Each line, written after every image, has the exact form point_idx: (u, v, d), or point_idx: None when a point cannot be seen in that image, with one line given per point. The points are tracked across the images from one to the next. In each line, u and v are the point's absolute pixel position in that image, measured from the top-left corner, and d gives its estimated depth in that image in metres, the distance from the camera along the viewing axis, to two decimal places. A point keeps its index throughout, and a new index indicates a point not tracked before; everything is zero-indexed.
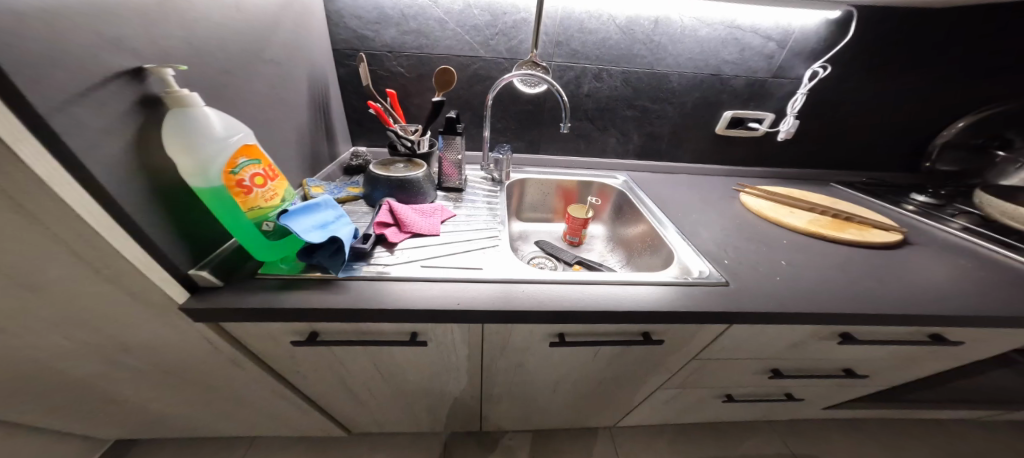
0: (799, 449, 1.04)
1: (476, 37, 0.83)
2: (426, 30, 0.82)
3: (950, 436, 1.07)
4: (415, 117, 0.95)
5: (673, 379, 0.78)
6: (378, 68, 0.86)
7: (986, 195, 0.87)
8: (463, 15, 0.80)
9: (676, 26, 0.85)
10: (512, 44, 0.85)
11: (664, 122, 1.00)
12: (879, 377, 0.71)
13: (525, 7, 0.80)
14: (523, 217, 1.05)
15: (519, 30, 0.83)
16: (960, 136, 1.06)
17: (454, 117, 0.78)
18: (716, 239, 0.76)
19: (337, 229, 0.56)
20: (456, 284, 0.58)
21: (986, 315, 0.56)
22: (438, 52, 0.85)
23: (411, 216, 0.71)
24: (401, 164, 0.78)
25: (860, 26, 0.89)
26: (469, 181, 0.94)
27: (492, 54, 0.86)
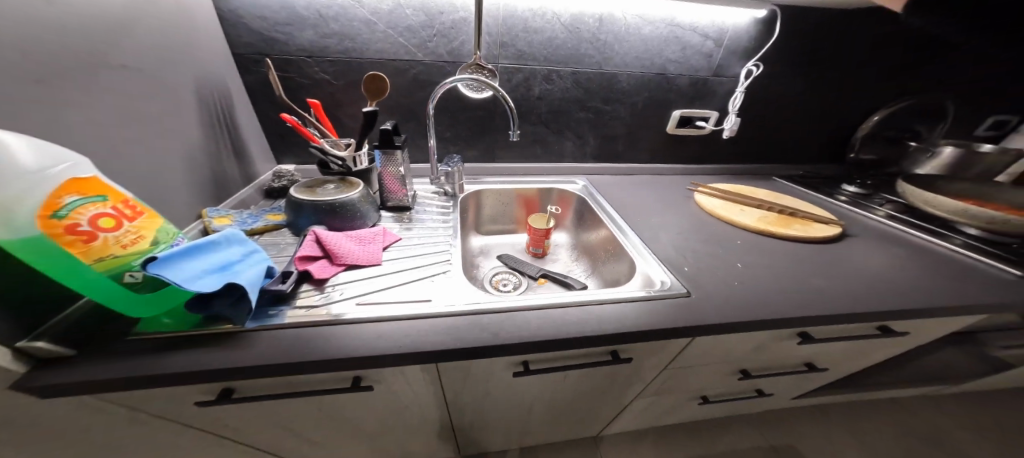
0: (774, 438, 1.07)
1: (408, 39, 0.76)
2: (352, 33, 0.74)
3: (901, 410, 1.15)
4: (348, 129, 0.86)
5: (648, 389, 0.75)
6: (297, 75, 0.76)
7: (907, 185, 0.90)
8: (392, 16, 0.73)
9: (620, 24, 0.83)
10: (452, 47, 0.78)
11: (618, 123, 0.99)
12: (837, 368, 0.73)
13: (463, 5, 0.74)
14: (483, 230, 0.99)
15: (459, 31, 0.77)
16: (877, 128, 1.13)
17: (391, 128, 0.71)
18: (675, 242, 0.75)
19: (240, 271, 0.50)
20: (400, 322, 0.52)
21: (924, 306, 0.59)
22: (366, 57, 0.77)
23: (343, 245, 0.63)
24: (332, 184, 0.69)
25: (788, 26, 0.93)
26: (419, 197, 0.86)
27: (430, 58, 0.79)
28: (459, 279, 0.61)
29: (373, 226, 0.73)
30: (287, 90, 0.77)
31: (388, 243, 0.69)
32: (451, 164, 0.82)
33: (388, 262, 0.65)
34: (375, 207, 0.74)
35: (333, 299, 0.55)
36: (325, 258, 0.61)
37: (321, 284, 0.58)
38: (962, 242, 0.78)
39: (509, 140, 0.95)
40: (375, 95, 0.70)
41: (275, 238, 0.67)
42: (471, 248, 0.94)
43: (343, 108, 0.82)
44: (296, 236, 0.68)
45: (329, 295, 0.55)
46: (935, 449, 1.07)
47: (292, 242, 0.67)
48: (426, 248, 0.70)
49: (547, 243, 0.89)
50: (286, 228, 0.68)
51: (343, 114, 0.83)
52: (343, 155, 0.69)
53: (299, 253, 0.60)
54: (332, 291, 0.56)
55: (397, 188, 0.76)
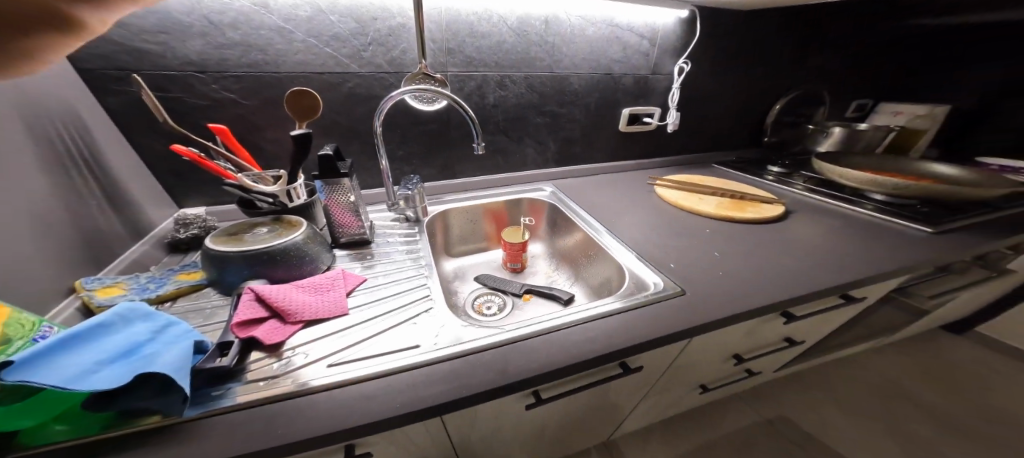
0: (766, 412, 1.16)
1: (332, 48, 0.66)
2: (259, 42, 0.62)
3: (853, 367, 1.33)
4: (274, 157, 0.73)
5: (652, 390, 0.74)
6: (186, 95, 0.62)
7: (824, 164, 0.93)
8: (311, 23, 0.63)
9: (565, 26, 0.81)
10: (392, 56, 0.70)
11: (574, 126, 0.98)
12: (810, 337, 0.78)
13: (400, 11, 0.67)
14: (454, 252, 0.94)
15: (399, 38, 0.69)
16: (777, 116, 1.21)
17: (331, 152, 0.60)
18: (652, 240, 0.74)
19: (153, 352, 0.38)
20: (391, 377, 0.44)
21: (878, 270, 0.64)
22: (284, 70, 0.65)
23: (296, 297, 0.52)
24: (263, 228, 0.57)
25: (715, 25, 0.97)
26: (377, 227, 0.76)
27: (369, 69, 0.70)
28: (446, 316, 0.54)
29: (326, 270, 0.61)
30: (176, 114, 0.63)
31: (351, 287, 0.59)
32: (411, 185, 0.74)
33: (356, 309, 0.55)
34: (326, 247, 0.63)
35: (296, 366, 0.45)
36: (273, 318, 0.49)
37: (277, 349, 0.47)
38: (874, 207, 0.82)
39: (473, 153, 0.90)
40: (305, 115, 0.59)
41: (195, 302, 0.53)
42: (446, 273, 0.90)
43: (265, 132, 0.70)
44: (227, 296, 0.55)
45: (288, 364, 0.45)
46: (885, 393, 1.23)
47: (224, 303, 0.54)
48: (398, 286, 0.61)
49: (524, 256, 0.87)
50: (210, 287, 0.55)
51: (265, 139, 0.70)
52: (271, 191, 0.58)
53: (232, 318, 0.47)
54: (294, 357, 0.46)
55: (351, 221, 0.66)
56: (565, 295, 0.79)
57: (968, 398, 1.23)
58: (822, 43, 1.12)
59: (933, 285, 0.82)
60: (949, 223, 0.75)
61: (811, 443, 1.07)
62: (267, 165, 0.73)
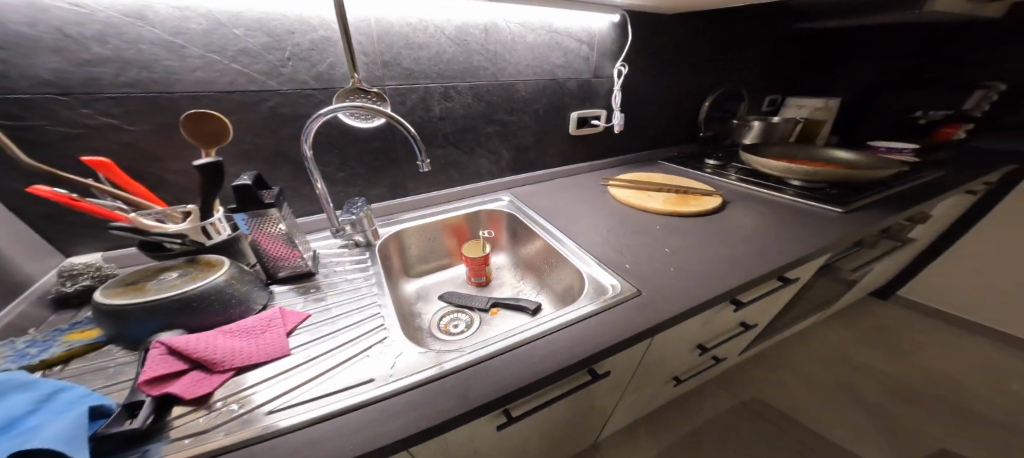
0: (739, 392, 1.26)
1: (240, 64, 0.59)
2: (140, 58, 0.54)
3: (805, 342, 1.48)
4: (184, 188, 0.64)
5: (628, 389, 0.78)
6: (52, 124, 0.53)
7: (748, 155, 1.00)
8: (208, 37, 0.56)
9: (506, 33, 0.81)
10: (318, 71, 0.65)
11: (526, 133, 0.98)
12: (757, 318, 0.86)
13: (322, 23, 0.62)
14: (414, 272, 0.90)
15: (324, 52, 0.64)
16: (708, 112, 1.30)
17: (251, 181, 0.53)
18: (608, 241, 0.76)
19: (37, 424, 0.33)
20: (341, 418, 0.41)
21: (806, 251, 0.70)
22: (179, 89, 0.57)
23: (224, 343, 0.46)
24: (174, 272, 0.50)
25: (646, 29, 1.01)
26: (322, 256, 0.69)
27: (291, 87, 0.64)
28: (404, 343, 0.51)
29: (261, 309, 0.55)
30: (38, 146, 0.53)
31: (292, 327, 0.52)
32: (358, 208, 0.69)
33: (301, 347, 0.50)
34: (261, 285, 0.57)
35: (229, 418, 0.40)
36: (194, 369, 0.43)
37: (206, 401, 0.42)
38: (795, 193, 0.90)
39: (420, 171, 0.86)
40: (212, 142, 0.51)
41: (91, 362, 0.45)
42: (407, 297, 0.86)
43: (174, 161, 0.62)
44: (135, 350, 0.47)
45: (220, 417, 0.40)
46: (837, 364, 1.38)
47: (132, 360, 0.46)
48: (350, 315, 0.56)
49: (488, 270, 0.86)
50: (113, 344, 0.47)
51: (172, 169, 0.62)
52: (178, 230, 0.50)
53: (139, 376, 0.40)
54: (226, 408, 0.41)
55: (289, 253, 0.59)
56: (532, 305, 0.78)
57: (898, 357, 1.41)
58: (744, 42, 1.21)
59: (853, 258, 0.92)
60: (856, 201, 0.84)
61: (782, 419, 1.18)
62: (178, 197, 0.64)
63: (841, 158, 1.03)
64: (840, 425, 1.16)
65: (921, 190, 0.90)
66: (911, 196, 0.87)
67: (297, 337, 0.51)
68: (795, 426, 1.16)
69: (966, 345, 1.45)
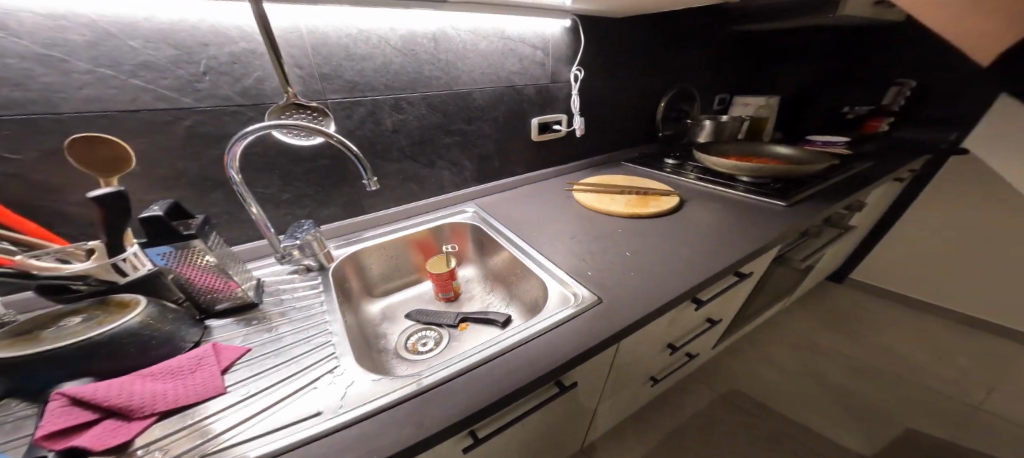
0: (715, 383, 1.32)
1: (143, 80, 0.52)
2: (9, 75, 0.45)
3: (771, 328, 1.56)
4: (93, 222, 0.57)
5: (604, 393, 0.79)
6: None
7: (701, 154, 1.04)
8: (97, 50, 0.48)
9: (456, 42, 0.79)
10: (243, 86, 0.58)
11: (487, 141, 0.96)
12: (720, 312, 0.89)
13: (243, 35, 0.56)
14: (377, 293, 0.85)
15: (249, 65, 0.58)
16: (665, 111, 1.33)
17: (163, 210, 0.48)
18: (573, 249, 0.75)
19: None
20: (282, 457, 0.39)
21: (757, 246, 0.73)
22: (66, 109, 0.49)
23: (143, 387, 0.42)
24: (80, 316, 0.45)
25: (598, 33, 1.03)
26: (268, 283, 0.65)
27: (211, 104, 0.57)
28: (356, 370, 0.49)
29: (193, 347, 0.51)
30: None
31: (227, 363, 0.48)
32: (304, 231, 0.65)
33: (239, 383, 0.47)
34: (193, 322, 0.52)
35: None
36: (107, 419, 0.39)
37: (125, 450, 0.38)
38: (745, 189, 0.94)
39: (366, 192, 0.81)
40: (114, 169, 0.46)
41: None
42: (371, 319, 0.81)
43: (77, 191, 0.54)
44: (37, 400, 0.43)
45: None
46: (802, 348, 1.46)
47: (31, 413, 0.42)
48: (298, 343, 0.53)
49: (455, 284, 0.84)
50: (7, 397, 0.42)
51: (75, 201, 0.54)
52: (79, 270, 0.44)
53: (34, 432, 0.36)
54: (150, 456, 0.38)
55: (222, 285, 0.54)
56: (501, 317, 0.76)
57: (851, 336, 1.52)
58: (691, 44, 1.26)
59: (802, 248, 0.98)
60: (799, 194, 0.89)
61: (759, 408, 1.23)
62: (85, 233, 0.56)
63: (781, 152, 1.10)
64: (808, 408, 1.23)
65: (853, 181, 0.97)
66: (845, 186, 0.94)
67: (234, 375, 0.48)
68: (771, 414, 1.21)
69: (909, 320, 1.59)
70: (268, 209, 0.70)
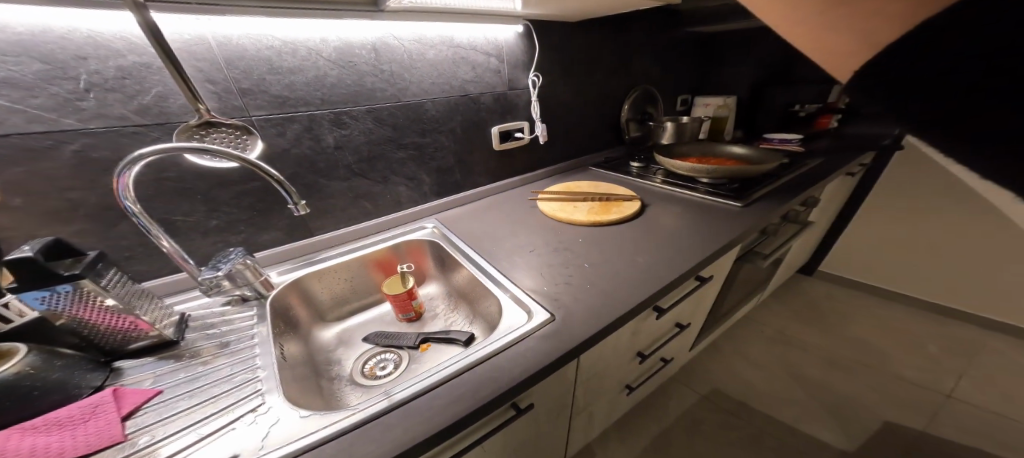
0: (696, 384, 1.31)
1: (9, 99, 0.46)
2: None
3: (748, 324, 1.58)
4: None
5: (575, 408, 0.76)
6: None
7: (661, 157, 1.04)
8: None
9: (400, 52, 0.76)
10: (139, 104, 0.53)
11: (444, 153, 0.93)
12: (688, 315, 0.88)
13: (131, 47, 0.51)
14: (330, 319, 0.80)
15: (145, 80, 0.53)
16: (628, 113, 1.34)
17: (38, 250, 0.43)
18: (531, 262, 0.73)
19: None
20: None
21: (714, 248, 0.72)
22: None
23: (21, 443, 0.38)
24: None
25: (551, 38, 1.01)
26: (194, 318, 0.59)
27: (101, 124, 0.52)
28: (285, 406, 0.45)
29: (92, 393, 0.46)
30: None
31: (129, 409, 0.44)
32: (231, 260, 0.60)
33: (144, 429, 0.42)
34: (95, 365, 0.48)
35: None
36: None
37: None
38: (704, 190, 0.94)
39: (296, 216, 0.75)
40: None
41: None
42: (324, 346, 0.76)
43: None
44: None
45: None
46: (780, 343, 1.48)
47: None
48: (221, 380, 0.49)
49: (416, 304, 0.80)
50: None
51: None
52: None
53: None
54: None
55: (130, 324, 0.49)
56: (463, 335, 0.72)
57: (822, 327, 1.56)
58: (646, 47, 1.27)
59: (765, 245, 0.99)
60: (755, 193, 0.90)
61: (742, 406, 1.23)
62: None
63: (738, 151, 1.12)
64: (787, 402, 1.24)
65: (806, 178, 0.99)
66: (798, 184, 0.95)
67: (138, 422, 0.43)
68: (752, 411, 1.22)
69: (875, 308, 1.65)
70: (190, 238, 0.65)
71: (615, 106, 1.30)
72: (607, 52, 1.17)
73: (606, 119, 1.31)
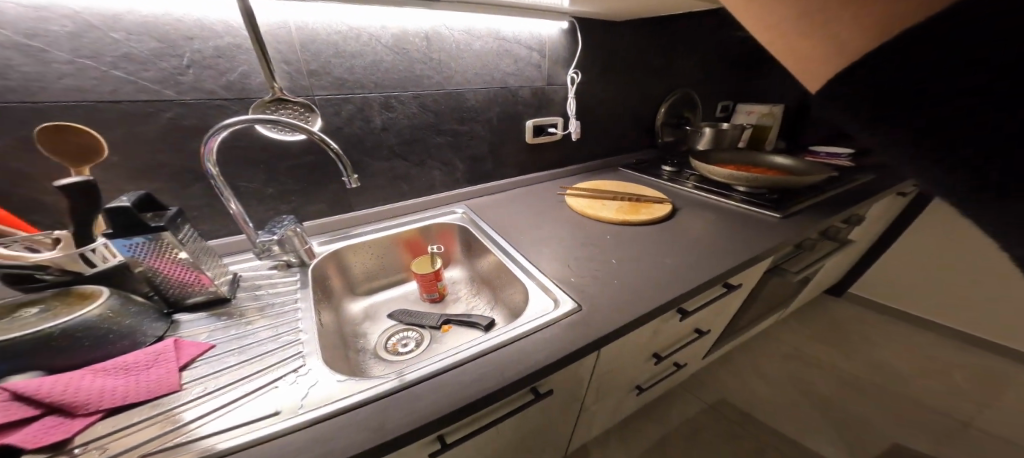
0: (706, 395, 1.28)
1: (125, 71, 0.52)
2: None
3: (767, 340, 1.53)
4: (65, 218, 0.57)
5: (585, 401, 0.77)
6: None
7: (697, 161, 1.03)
8: (78, 41, 0.48)
9: (449, 41, 0.79)
10: (227, 80, 0.59)
11: (479, 142, 0.96)
12: (708, 322, 0.88)
13: (227, 28, 0.56)
14: (360, 291, 0.85)
15: (233, 59, 0.58)
16: (665, 117, 1.32)
17: (133, 201, 0.48)
18: (558, 254, 0.74)
19: None
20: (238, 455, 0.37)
21: (747, 256, 0.71)
22: (46, 98, 0.49)
23: (92, 383, 0.39)
24: (36, 309, 0.43)
25: (596, 36, 1.01)
26: (245, 278, 0.64)
27: (195, 97, 0.57)
28: (323, 370, 0.47)
29: (155, 342, 0.49)
30: None
31: (187, 360, 0.46)
32: (283, 227, 0.65)
33: (197, 380, 0.44)
34: (159, 316, 0.51)
35: None
36: (48, 414, 0.37)
37: (58, 449, 0.36)
38: (740, 198, 0.92)
39: (349, 188, 0.80)
40: (89, 157, 0.46)
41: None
42: (353, 317, 0.80)
43: (50, 181, 0.54)
44: None
45: None
46: (796, 360, 1.44)
47: None
48: (265, 339, 0.52)
49: (441, 285, 0.83)
50: None
51: (49, 188, 0.54)
52: (44, 260, 0.43)
53: None
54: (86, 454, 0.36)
55: (195, 278, 0.54)
56: (484, 321, 0.75)
57: (849, 350, 1.49)
58: (690, 49, 1.24)
59: (796, 260, 0.96)
60: (795, 206, 0.87)
61: (751, 419, 1.21)
62: (58, 222, 0.56)
63: (780, 163, 1.08)
64: (795, 419, 1.21)
65: (853, 194, 0.96)
66: (841, 199, 0.92)
67: (193, 372, 0.45)
68: (758, 425, 1.19)
69: (911, 337, 1.55)
70: (249, 204, 0.70)
71: (653, 108, 1.29)
72: (650, 52, 1.16)
73: (641, 120, 1.29)
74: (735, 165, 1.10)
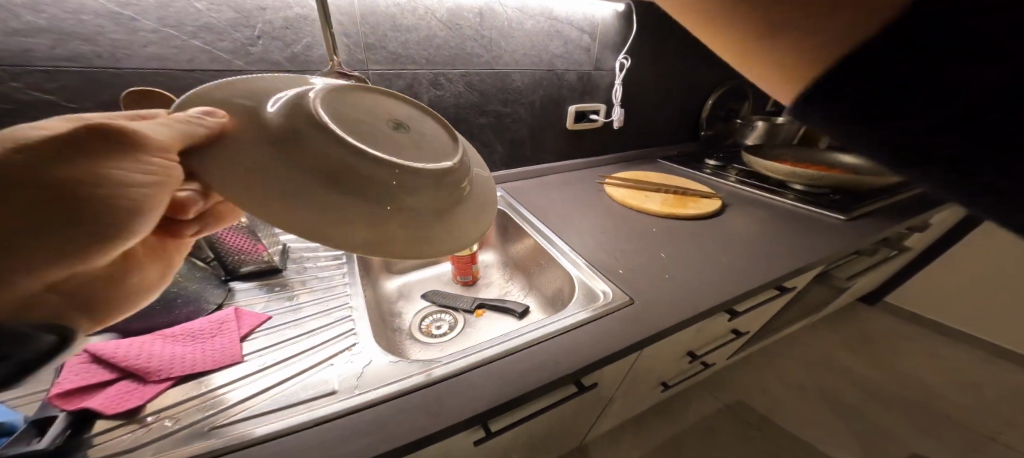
0: (727, 396, 1.25)
1: (202, 41, 0.52)
2: (88, 32, 0.46)
3: (794, 344, 1.47)
4: None
5: (615, 393, 0.76)
6: None
7: (748, 155, 1.00)
8: (165, 10, 0.49)
9: (502, 18, 0.76)
10: (292, 52, 0.59)
11: (521, 125, 0.93)
12: (748, 323, 0.85)
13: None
14: (396, 269, 0.85)
15: (300, 31, 0.57)
16: (712, 109, 1.26)
17: None
18: (602, 244, 0.72)
19: None
20: (274, 443, 0.34)
21: (807, 259, 0.68)
22: (128, 65, 0.50)
23: (163, 349, 0.40)
24: None
25: (651, 20, 0.96)
26: (293, 249, 0.65)
27: (261, 67, 0.57)
28: (375, 349, 0.46)
29: (216, 309, 0.49)
30: None
31: (247, 330, 0.46)
32: None
33: (257, 352, 0.44)
34: (218, 283, 0.52)
35: (156, 435, 0.33)
36: (124, 379, 0.37)
37: (130, 416, 0.35)
38: (795, 197, 0.88)
39: None
40: None
41: None
42: (388, 295, 0.80)
43: None
44: None
45: (147, 433, 0.34)
46: (819, 367, 1.38)
47: None
48: (317, 315, 0.51)
49: (475, 268, 0.82)
50: None
51: None
52: None
53: (57, 384, 0.34)
54: (157, 424, 0.34)
55: (252, 246, 0.55)
56: (518, 307, 0.74)
57: (881, 361, 1.42)
58: None
59: (848, 266, 0.92)
60: (857, 210, 0.81)
61: (773, 424, 1.17)
62: None
63: (845, 161, 1.02)
64: (823, 427, 1.17)
65: (921, 200, 0.90)
66: (907, 206, 0.86)
67: (253, 343, 0.45)
68: (775, 428, 1.16)
69: (952, 353, 1.47)
70: None
71: (701, 99, 1.23)
72: None
73: (686, 110, 1.23)
74: (792, 162, 1.04)
